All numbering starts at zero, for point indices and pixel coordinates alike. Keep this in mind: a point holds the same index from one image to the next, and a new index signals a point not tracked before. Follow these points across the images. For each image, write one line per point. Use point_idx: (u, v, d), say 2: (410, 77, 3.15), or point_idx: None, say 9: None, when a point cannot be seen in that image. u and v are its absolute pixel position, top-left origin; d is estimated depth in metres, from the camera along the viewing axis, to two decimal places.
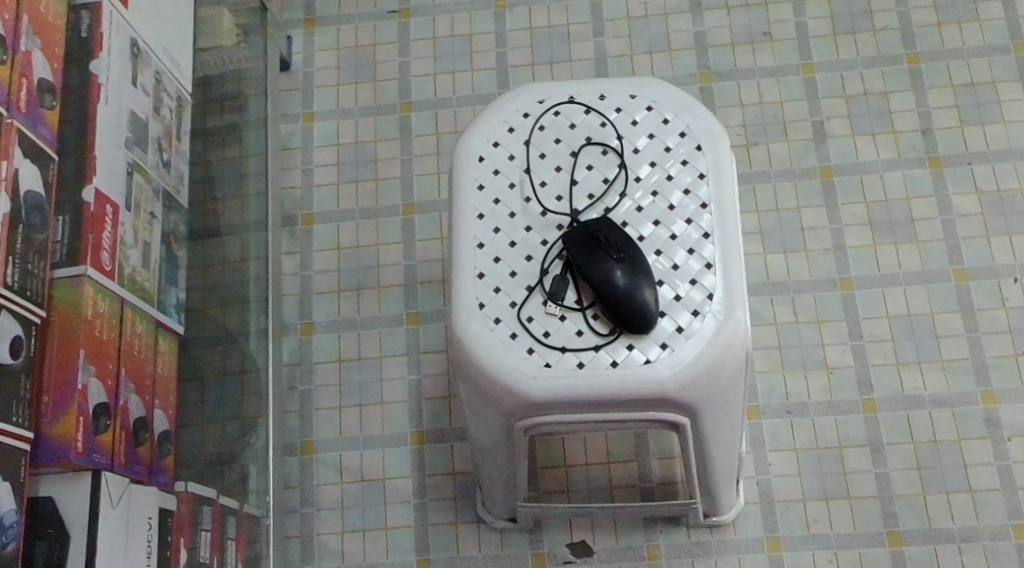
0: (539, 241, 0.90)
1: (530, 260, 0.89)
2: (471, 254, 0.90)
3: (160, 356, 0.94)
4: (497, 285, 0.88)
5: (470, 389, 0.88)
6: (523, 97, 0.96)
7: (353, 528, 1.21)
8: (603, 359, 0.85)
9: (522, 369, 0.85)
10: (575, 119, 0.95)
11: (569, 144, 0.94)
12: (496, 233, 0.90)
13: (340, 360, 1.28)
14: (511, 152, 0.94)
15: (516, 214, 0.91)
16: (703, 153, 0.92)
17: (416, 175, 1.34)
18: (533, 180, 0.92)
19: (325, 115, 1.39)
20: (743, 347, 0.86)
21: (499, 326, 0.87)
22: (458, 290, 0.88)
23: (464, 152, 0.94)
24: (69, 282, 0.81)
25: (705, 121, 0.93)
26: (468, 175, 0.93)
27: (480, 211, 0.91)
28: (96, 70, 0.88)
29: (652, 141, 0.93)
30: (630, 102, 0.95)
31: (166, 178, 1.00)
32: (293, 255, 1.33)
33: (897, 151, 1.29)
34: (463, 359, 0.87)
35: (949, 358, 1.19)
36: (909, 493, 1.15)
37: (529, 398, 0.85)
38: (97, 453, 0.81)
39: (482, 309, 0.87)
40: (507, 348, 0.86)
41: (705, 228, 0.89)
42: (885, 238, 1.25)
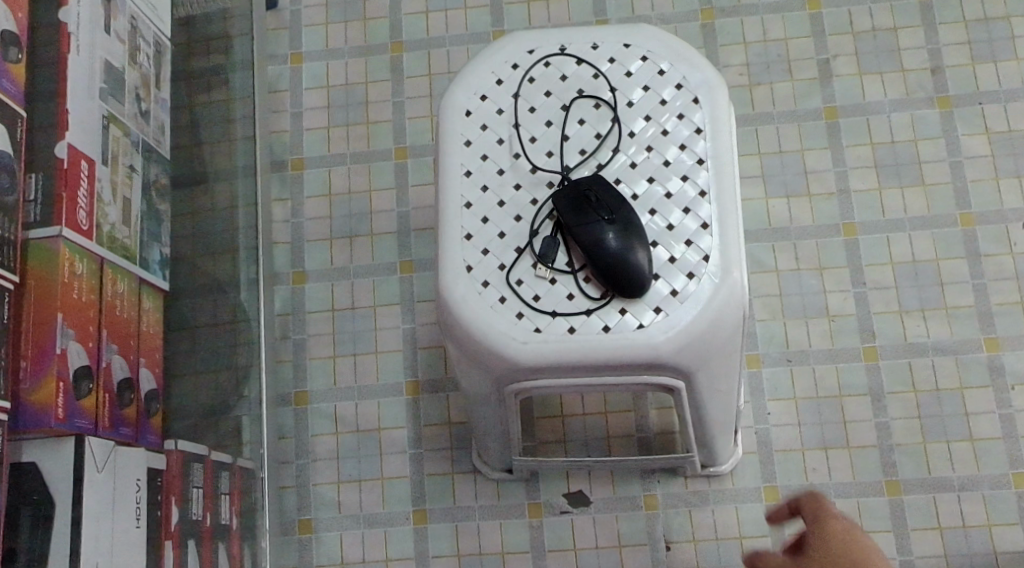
0: (529, 201, 0.87)
1: (519, 220, 0.86)
2: (458, 214, 0.87)
3: (144, 313, 0.91)
4: (485, 246, 0.86)
5: (460, 353, 0.86)
6: (512, 46, 0.92)
7: (349, 478, 1.21)
8: (595, 324, 0.82)
9: (512, 334, 0.83)
10: (566, 71, 0.91)
11: (560, 97, 0.90)
12: (484, 192, 0.87)
13: (333, 309, 1.26)
14: (499, 106, 0.90)
15: (505, 171, 0.88)
16: (701, 105, 0.88)
17: (409, 118, 1.31)
18: (522, 135, 0.89)
19: (314, 56, 1.35)
20: (741, 308, 0.84)
21: (487, 290, 0.84)
22: (444, 252, 0.86)
23: (450, 105, 0.90)
24: (44, 242, 0.79)
25: (703, 72, 0.89)
26: (454, 130, 0.89)
27: (467, 168, 0.88)
28: (64, 18, 0.84)
29: (647, 94, 0.89)
30: (624, 52, 0.91)
31: (146, 129, 0.95)
32: (284, 201, 1.30)
33: (906, 90, 1.24)
34: (451, 323, 0.85)
35: (953, 304, 1.17)
36: (909, 442, 1.14)
37: (519, 364, 0.83)
38: (80, 418, 0.79)
39: (470, 272, 0.85)
40: (496, 312, 0.83)
41: (702, 185, 0.86)
42: (890, 182, 1.21)
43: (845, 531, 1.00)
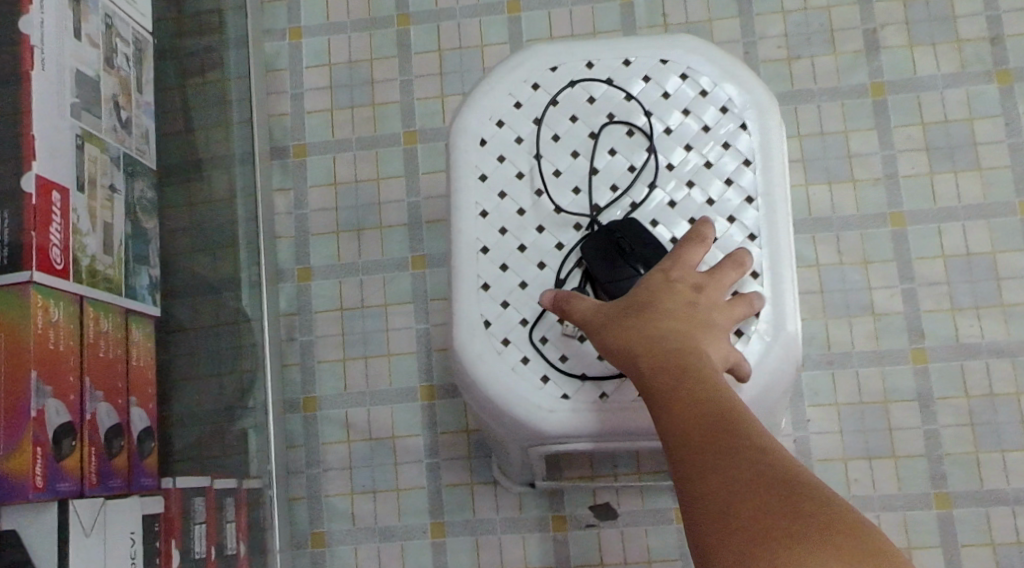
0: (553, 244, 0.80)
1: (543, 267, 0.80)
2: (474, 260, 0.80)
3: (133, 348, 0.83)
4: (505, 297, 0.79)
5: (480, 411, 0.81)
6: (531, 63, 0.83)
7: (362, 488, 1.14)
8: (631, 390, 0.77)
9: (536, 402, 0.77)
10: (594, 92, 0.83)
11: (588, 123, 0.82)
12: (502, 234, 0.81)
13: (341, 308, 1.18)
14: (518, 134, 0.82)
15: (525, 210, 0.81)
16: (749, 132, 0.81)
17: (417, 99, 1.21)
18: (545, 167, 0.81)
19: (314, 30, 1.24)
20: (795, 367, 0.79)
21: (508, 349, 0.78)
22: (459, 305, 0.79)
23: (462, 133, 0.82)
24: (13, 290, 0.71)
25: (751, 91, 0.82)
26: (467, 162, 0.82)
27: (483, 207, 0.81)
28: (27, 30, 0.75)
29: (687, 118, 0.82)
30: (660, 69, 0.82)
31: (128, 139, 0.87)
32: (286, 191, 1.21)
33: (961, 63, 1.13)
34: (469, 383, 0.79)
35: (1011, 302, 1.08)
36: (960, 451, 1.06)
37: (545, 431, 0.78)
38: (62, 481, 0.72)
39: (488, 327, 0.79)
40: (518, 374, 0.78)
41: (750, 227, 0.79)
42: (943, 166, 1.11)
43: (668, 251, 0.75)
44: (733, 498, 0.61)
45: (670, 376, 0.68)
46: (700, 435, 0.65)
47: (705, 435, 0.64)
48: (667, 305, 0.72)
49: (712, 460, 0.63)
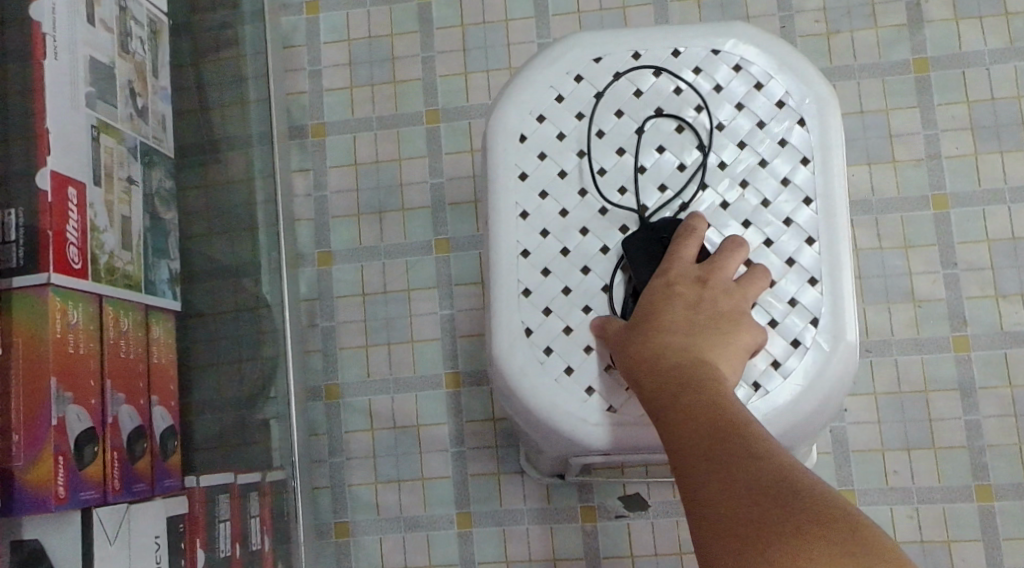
0: (598, 248, 0.77)
1: (586, 272, 0.77)
2: (514, 265, 0.77)
3: (154, 345, 0.80)
4: (547, 304, 0.77)
5: (521, 423, 0.78)
6: (572, 54, 0.79)
7: (386, 478, 1.12)
8: None
9: (580, 415, 0.75)
10: (641, 84, 0.79)
11: (634, 118, 0.78)
12: (544, 237, 0.77)
13: (363, 294, 1.15)
14: (560, 130, 0.79)
15: (568, 212, 0.77)
16: (806, 128, 0.77)
17: (440, 76, 1.16)
18: (589, 166, 0.78)
19: (331, 4, 1.19)
20: (853, 377, 0.76)
21: (550, 359, 0.76)
22: (499, 311, 0.76)
23: (501, 129, 0.78)
24: (28, 292, 0.68)
25: (808, 84, 0.78)
26: (506, 160, 0.78)
27: (523, 208, 0.78)
28: (37, 16, 0.71)
29: (740, 113, 0.78)
30: (711, 60, 0.79)
31: (144, 128, 0.83)
32: (305, 172, 1.17)
33: (1009, 38, 1.08)
34: (510, 395, 0.76)
35: None
36: (1003, 442, 1.03)
37: (589, 446, 0.75)
38: (84, 490, 0.70)
39: (529, 335, 0.76)
40: (561, 386, 0.75)
41: (807, 230, 0.76)
42: (988, 146, 1.07)
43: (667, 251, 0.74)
44: (730, 506, 0.61)
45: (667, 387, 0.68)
46: (693, 446, 0.64)
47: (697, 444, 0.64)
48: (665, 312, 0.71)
49: (707, 468, 0.63)
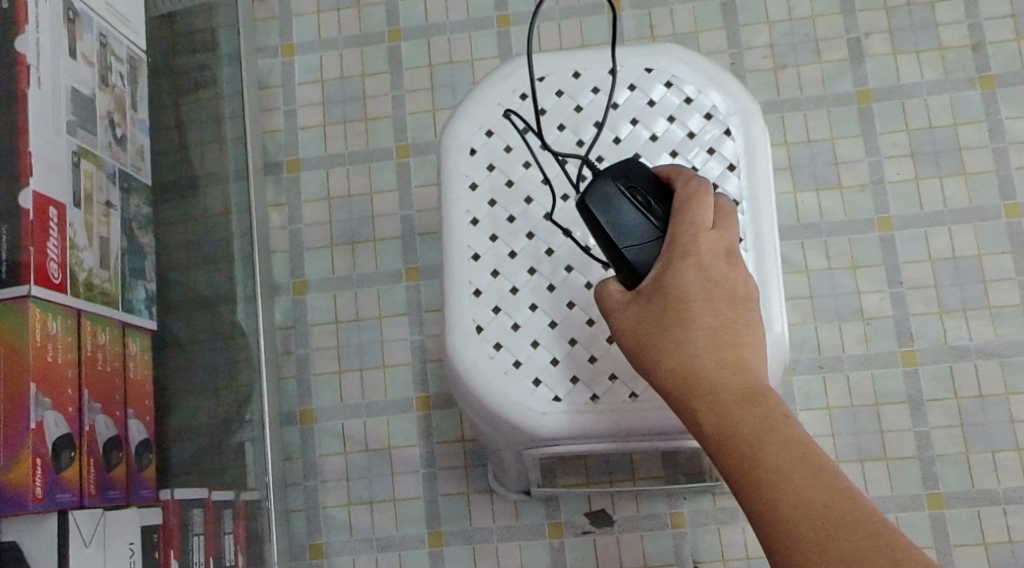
0: (543, 250, 0.81)
1: (533, 272, 0.81)
2: (465, 267, 0.82)
3: (130, 361, 0.84)
4: (496, 303, 0.81)
5: (476, 418, 0.82)
6: (519, 74, 0.85)
7: (360, 499, 1.15)
8: (622, 391, 0.78)
9: (529, 404, 0.78)
10: (581, 100, 0.85)
11: (576, 130, 0.84)
12: (494, 241, 0.82)
13: (337, 321, 1.19)
14: (507, 143, 0.84)
15: (515, 217, 0.82)
16: (733, 137, 0.83)
17: (409, 113, 1.22)
18: (535, 176, 0.83)
19: (305, 46, 1.25)
20: (780, 369, 0.80)
21: (499, 353, 0.80)
22: (452, 311, 0.81)
23: (452, 142, 0.84)
24: (11, 304, 0.72)
25: (733, 97, 0.84)
26: (458, 171, 0.83)
27: (474, 215, 0.82)
28: (21, 49, 0.76)
29: (673, 125, 0.84)
30: (645, 76, 0.85)
31: (123, 155, 0.88)
32: (281, 206, 1.22)
33: (944, 69, 1.15)
34: (464, 389, 0.80)
35: (999, 303, 1.09)
36: (952, 452, 1.07)
37: (538, 435, 0.79)
38: (61, 492, 0.73)
39: (481, 332, 0.80)
40: (510, 378, 0.79)
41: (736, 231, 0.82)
42: (929, 171, 1.13)
43: (693, 224, 0.75)
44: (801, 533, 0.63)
45: (716, 391, 0.69)
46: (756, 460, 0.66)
47: (762, 460, 0.65)
48: (709, 308, 0.71)
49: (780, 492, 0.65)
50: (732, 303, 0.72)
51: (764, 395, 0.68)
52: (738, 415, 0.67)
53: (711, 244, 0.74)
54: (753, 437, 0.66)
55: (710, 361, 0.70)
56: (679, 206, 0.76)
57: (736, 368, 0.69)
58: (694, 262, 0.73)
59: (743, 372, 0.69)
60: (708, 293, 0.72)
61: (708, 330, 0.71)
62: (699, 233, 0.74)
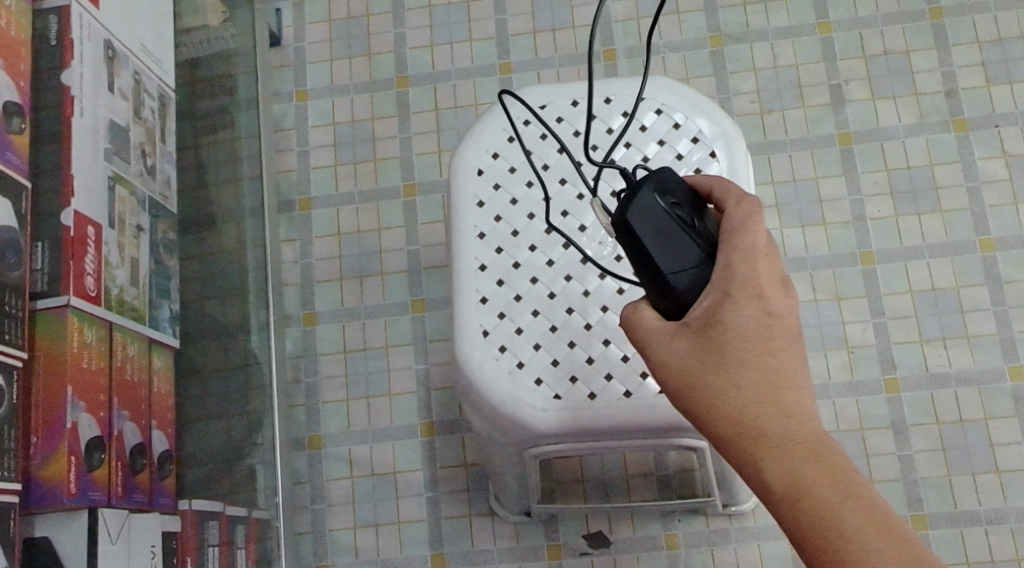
0: (544, 261, 0.87)
1: (535, 282, 0.87)
2: (473, 277, 0.88)
3: (156, 374, 0.90)
4: (501, 309, 0.87)
5: (480, 421, 0.87)
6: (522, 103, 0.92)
7: (365, 522, 1.19)
8: (616, 389, 0.84)
9: (530, 402, 0.84)
10: (578, 126, 0.91)
11: (574, 153, 0.90)
12: (498, 253, 0.88)
13: (345, 350, 1.24)
14: (511, 164, 0.91)
15: (519, 232, 0.88)
16: (718, 159, 0.89)
17: (416, 154, 1.29)
18: (536, 194, 0.89)
19: (319, 92, 1.33)
20: None
21: (503, 355, 0.85)
22: (460, 317, 0.87)
23: (461, 164, 0.91)
24: (52, 312, 0.77)
25: (718, 122, 0.90)
26: (466, 190, 0.90)
27: (481, 230, 0.89)
28: (66, 80, 0.83)
29: (662, 148, 0.90)
30: (637, 105, 0.91)
31: (152, 184, 0.94)
32: (293, 242, 1.28)
33: (920, 113, 1.22)
34: (470, 390, 0.86)
35: (976, 332, 1.15)
36: (934, 474, 1.11)
37: (539, 432, 0.84)
38: (92, 490, 0.78)
39: (486, 336, 0.86)
40: (513, 378, 0.85)
41: None
42: (908, 208, 1.19)
43: (748, 252, 0.73)
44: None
45: (778, 441, 0.67)
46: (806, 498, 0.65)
47: (826, 520, 0.64)
48: (769, 351, 0.69)
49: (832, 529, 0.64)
50: (789, 341, 0.70)
51: (827, 447, 0.66)
52: (804, 469, 0.65)
53: (769, 279, 0.72)
54: (818, 493, 0.65)
55: (770, 407, 0.68)
56: (730, 226, 0.74)
57: (799, 415, 0.67)
58: (752, 298, 0.71)
59: (804, 419, 0.67)
60: (766, 333, 0.70)
61: (767, 373, 0.69)
62: (755, 264, 0.72)
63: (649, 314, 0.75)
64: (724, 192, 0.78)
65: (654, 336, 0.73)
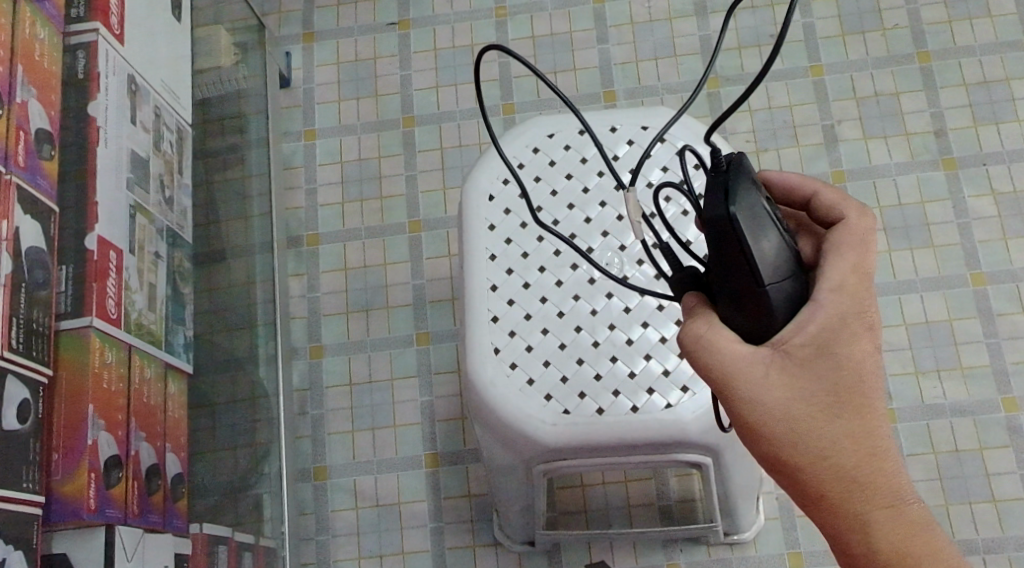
0: (553, 282, 0.90)
1: (544, 301, 0.90)
2: (484, 297, 0.90)
3: (170, 397, 0.92)
4: (512, 328, 0.90)
5: (490, 436, 0.90)
6: (532, 131, 0.96)
7: (369, 553, 1.20)
8: (623, 404, 0.87)
9: (540, 417, 0.87)
10: (586, 153, 0.95)
11: (581, 179, 0.94)
12: (509, 274, 0.91)
13: (351, 383, 1.26)
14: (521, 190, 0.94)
15: (529, 254, 0.92)
16: None
17: (421, 192, 1.32)
18: (546, 218, 0.93)
19: (327, 131, 1.37)
20: None
21: (514, 372, 0.88)
22: (472, 335, 0.89)
23: (473, 190, 0.94)
24: (75, 333, 0.80)
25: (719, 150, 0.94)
26: (478, 215, 0.93)
27: (492, 252, 0.92)
28: (93, 112, 0.86)
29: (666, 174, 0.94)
30: (642, 133, 0.95)
31: (169, 214, 0.98)
32: (300, 276, 1.31)
33: (910, 152, 1.26)
34: (480, 405, 0.88)
35: (969, 365, 1.17)
36: (931, 504, 1.13)
37: (547, 445, 0.87)
38: (110, 507, 0.80)
39: (497, 354, 0.89)
40: (524, 394, 0.88)
41: None
42: (901, 243, 1.23)
43: (855, 273, 0.71)
44: None
45: (880, 494, 0.68)
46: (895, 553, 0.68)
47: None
48: (873, 394, 0.69)
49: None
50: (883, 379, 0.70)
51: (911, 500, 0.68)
52: (886, 521, 0.68)
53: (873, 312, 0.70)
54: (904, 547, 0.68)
55: (869, 459, 0.68)
56: (839, 246, 0.72)
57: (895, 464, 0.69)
58: (863, 333, 0.70)
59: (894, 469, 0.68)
60: (871, 374, 0.69)
61: (865, 416, 0.69)
62: (860, 292, 0.70)
63: (730, 335, 0.71)
64: (839, 205, 0.74)
65: (746, 368, 0.70)
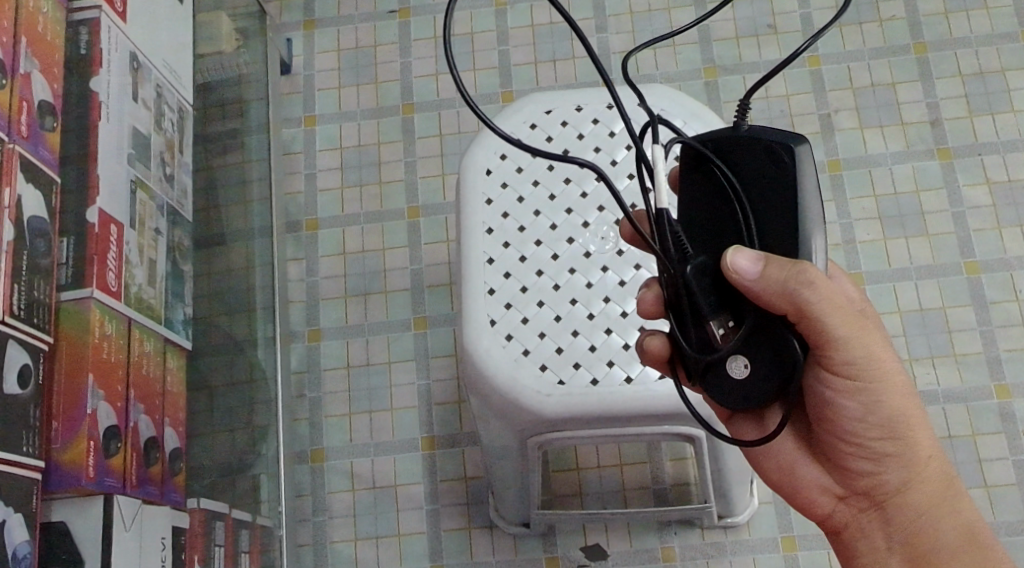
0: (550, 255, 0.92)
1: (540, 275, 0.91)
2: (481, 270, 0.91)
3: (169, 372, 0.93)
4: (508, 301, 0.91)
5: (486, 409, 0.91)
6: (530, 107, 0.97)
7: (365, 535, 1.20)
8: (617, 375, 0.88)
9: (536, 387, 0.88)
10: (582, 129, 0.96)
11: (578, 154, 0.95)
12: (505, 248, 0.92)
13: (349, 366, 1.27)
14: (519, 165, 0.95)
15: (525, 228, 0.93)
16: None
17: (420, 178, 1.33)
18: (543, 193, 0.93)
19: (327, 118, 1.38)
20: None
21: (510, 343, 0.89)
22: (469, 307, 0.90)
23: (471, 164, 0.95)
24: (75, 304, 0.81)
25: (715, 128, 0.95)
26: (475, 190, 0.94)
27: (489, 225, 0.93)
28: (95, 87, 0.87)
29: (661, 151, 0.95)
30: (638, 110, 0.96)
31: (169, 192, 0.99)
32: (299, 261, 1.32)
33: (906, 142, 1.27)
34: (475, 376, 0.89)
35: (962, 352, 1.18)
36: None
37: (542, 416, 0.88)
38: (109, 477, 0.81)
39: (493, 326, 0.90)
40: (519, 365, 0.89)
41: None
42: (895, 232, 1.23)
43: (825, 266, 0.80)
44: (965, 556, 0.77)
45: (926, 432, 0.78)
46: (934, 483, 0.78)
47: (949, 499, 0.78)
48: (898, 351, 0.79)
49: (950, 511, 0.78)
50: None
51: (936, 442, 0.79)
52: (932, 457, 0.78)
53: None
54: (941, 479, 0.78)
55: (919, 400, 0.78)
56: None
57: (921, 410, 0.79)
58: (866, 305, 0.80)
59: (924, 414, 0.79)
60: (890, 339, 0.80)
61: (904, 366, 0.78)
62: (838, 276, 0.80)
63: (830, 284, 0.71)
64: None
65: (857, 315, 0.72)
